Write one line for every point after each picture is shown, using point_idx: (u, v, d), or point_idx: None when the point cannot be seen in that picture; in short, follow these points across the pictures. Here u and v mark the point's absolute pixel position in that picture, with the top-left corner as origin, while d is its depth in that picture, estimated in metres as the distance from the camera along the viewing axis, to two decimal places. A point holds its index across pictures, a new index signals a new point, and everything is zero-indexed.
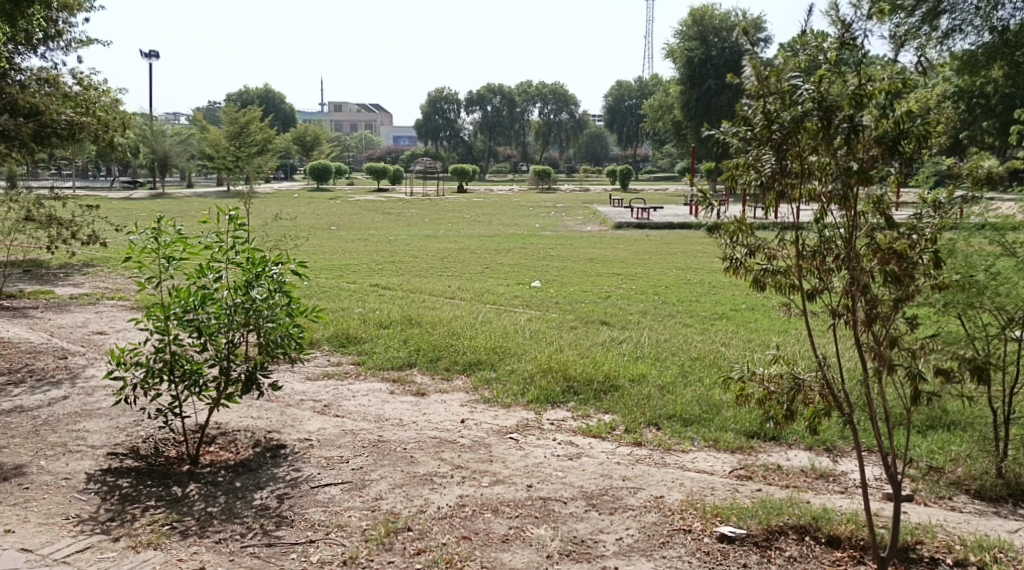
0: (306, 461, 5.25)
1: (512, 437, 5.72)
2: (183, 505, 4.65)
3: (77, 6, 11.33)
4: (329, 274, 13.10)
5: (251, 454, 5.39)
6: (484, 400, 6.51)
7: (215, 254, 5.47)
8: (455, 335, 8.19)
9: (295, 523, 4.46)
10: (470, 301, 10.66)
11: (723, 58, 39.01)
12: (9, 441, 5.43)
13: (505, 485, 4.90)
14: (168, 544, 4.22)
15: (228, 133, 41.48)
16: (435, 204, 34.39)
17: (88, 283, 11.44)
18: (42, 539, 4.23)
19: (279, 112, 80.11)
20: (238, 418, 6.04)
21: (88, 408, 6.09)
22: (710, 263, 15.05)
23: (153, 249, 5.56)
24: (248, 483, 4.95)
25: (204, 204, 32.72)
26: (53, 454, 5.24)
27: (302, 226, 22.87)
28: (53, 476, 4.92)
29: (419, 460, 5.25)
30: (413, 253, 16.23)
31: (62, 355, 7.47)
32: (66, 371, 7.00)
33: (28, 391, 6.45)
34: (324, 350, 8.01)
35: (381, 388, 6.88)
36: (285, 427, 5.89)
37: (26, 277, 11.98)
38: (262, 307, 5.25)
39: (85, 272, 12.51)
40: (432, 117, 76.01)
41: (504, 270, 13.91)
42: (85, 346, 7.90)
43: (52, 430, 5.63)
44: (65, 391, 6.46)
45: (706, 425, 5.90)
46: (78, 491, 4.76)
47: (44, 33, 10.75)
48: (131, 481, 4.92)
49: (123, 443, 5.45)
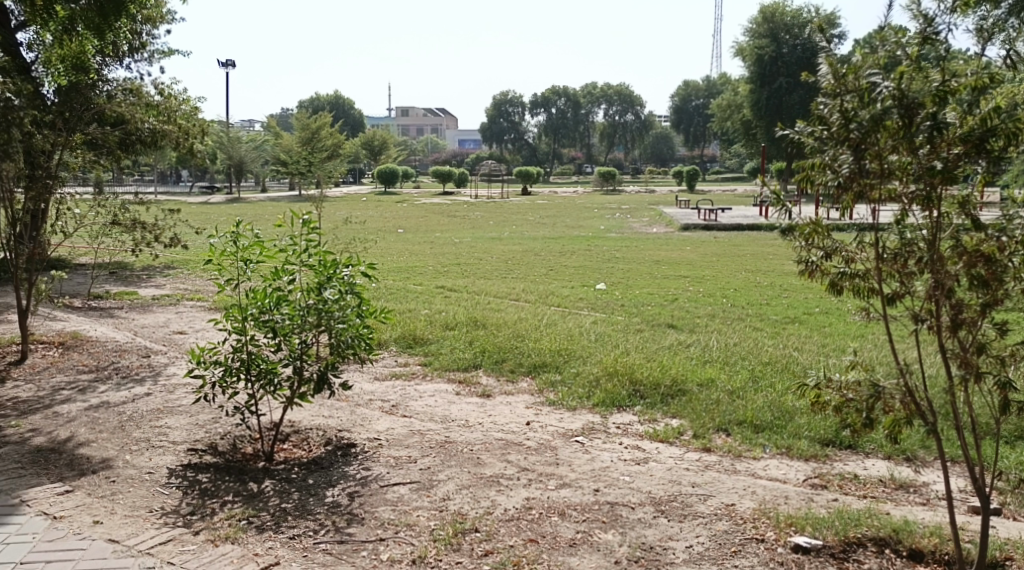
0: (375, 460, 5.33)
1: (578, 440, 5.71)
2: (259, 501, 4.76)
3: (159, 19, 11.71)
4: (395, 276, 13.29)
5: (323, 452, 5.49)
6: (549, 402, 6.51)
7: (290, 256, 5.59)
8: (520, 337, 8.21)
9: (365, 520, 4.53)
10: (535, 303, 10.69)
11: (795, 55, 38.35)
12: (98, 435, 5.65)
13: (571, 489, 4.89)
14: (245, 538, 4.33)
15: (299, 139, 42.44)
16: (497, 207, 34.53)
17: (169, 284, 11.85)
18: (128, 530, 4.38)
19: (348, 117, 81.67)
20: (311, 417, 6.17)
21: (170, 405, 6.28)
22: (782, 265, 14.82)
23: (231, 252, 5.72)
24: (320, 480, 5.05)
25: (280, 210, 33.62)
26: (138, 449, 5.43)
27: (371, 229, 23.26)
28: (138, 470, 5.09)
29: (485, 462, 5.28)
30: (477, 256, 16.33)
31: (145, 353, 7.73)
32: (150, 368, 7.24)
33: (115, 387, 6.69)
34: (391, 351, 8.12)
35: (447, 389, 6.94)
36: (355, 426, 5.98)
37: (111, 278, 12.44)
38: (333, 308, 5.35)
39: (166, 274, 12.96)
40: (497, 120, 76.58)
41: (568, 272, 13.90)
42: (166, 345, 8.16)
43: (137, 426, 5.83)
44: (148, 388, 6.69)
45: (778, 432, 5.79)
46: (161, 485, 4.92)
47: (129, 46, 11.19)
48: (211, 476, 5.06)
49: (203, 439, 5.62)
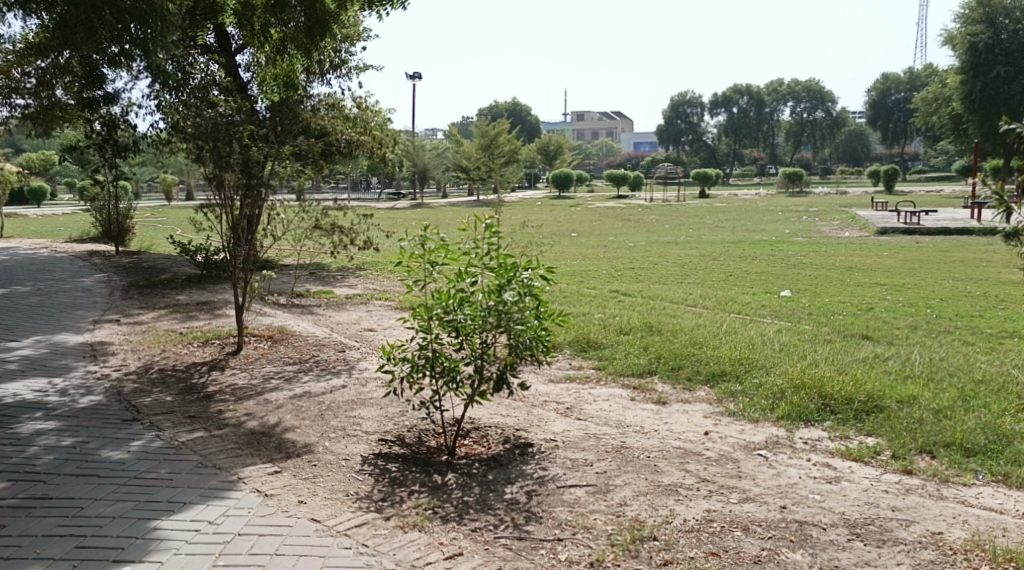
0: (552, 461, 5.44)
1: (761, 454, 5.57)
2: (443, 493, 4.99)
3: (357, 36, 12.46)
4: (571, 279, 13.45)
5: (502, 450, 5.67)
6: (729, 413, 6.39)
7: (472, 259, 5.79)
8: (697, 344, 8.10)
9: (544, 519, 4.65)
10: (714, 309, 10.51)
11: (1014, 41, 35.41)
12: (300, 422, 6.11)
13: (755, 504, 4.79)
14: (431, 527, 4.56)
15: (478, 145, 43.72)
16: (674, 210, 34.10)
17: (360, 285, 12.58)
18: (327, 512, 4.72)
19: (526, 122, 83.21)
20: (490, 415, 6.38)
21: (363, 397, 6.69)
22: (994, 272, 13.73)
23: (419, 255, 6.03)
24: (500, 476, 5.23)
25: (463, 213, 34.78)
26: (335, 436, 5.83)
27: (546, 233, 23.61)
28: (335, 457, 5.47)
29: (663, 470, 5.27)
30: (653, 260, 16.22)
31: (341, 348, 8.27)
32: (345, 362, 7.74)
33: (315, 378, 7.21)
34: (566, 354, 8.22)
35: (622, 394, 6.96)
36: (532, 426, 6.13)
37: (310, 278, 13.37)
38: (512, 310, 5.51)
39: (358, 274, 13.77)
40: (675, 122, 75.76)
41: (750, 277, 13.55)
42: (359, 341, 8.69)
43: (334, 415, 6.26)
44: (343, 380, 7.16)
45: (990, 458, 5.41)
46: (355, 471, 5.26)
47: (330, 64, 12.01)
48: (399, 466, 5.35)
49: (391, 430, 5.95)
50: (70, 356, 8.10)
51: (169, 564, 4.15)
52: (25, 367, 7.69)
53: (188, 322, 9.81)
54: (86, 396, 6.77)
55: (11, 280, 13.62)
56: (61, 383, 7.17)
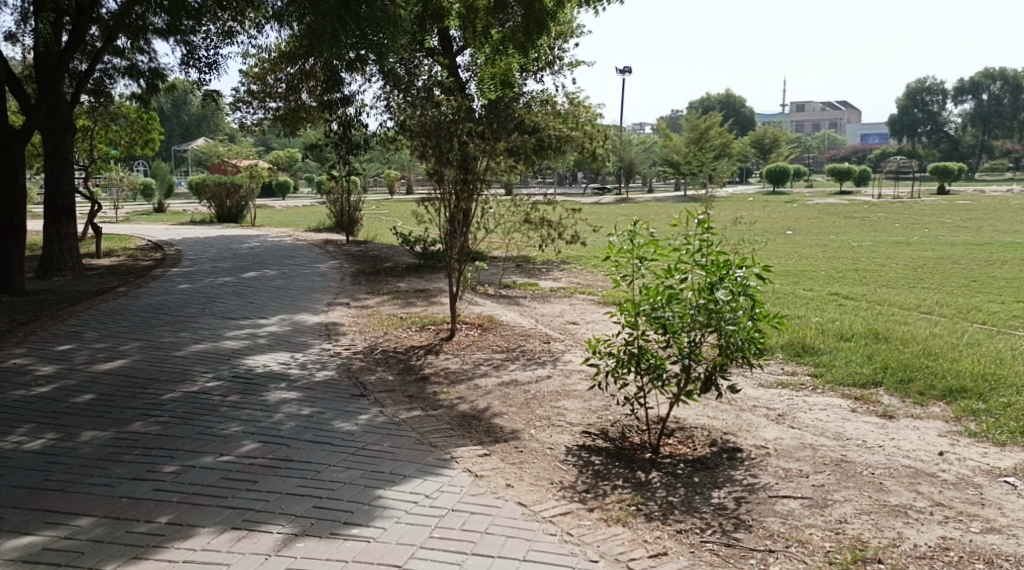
0: (763, 469, 5.21)
1: (1007, 481, 5.04)
2: (648, 490, 4.92)
3: (571, 33, 12.60)
4: (788, 280, 12.87)
5: (709, 452, 5.50)
6: (969, 433, 5.84)
7: (683, 255, 5.63)
8: (931, 355, 7.49)
9: (754, 528, 4.46)
10: (952, 318, 9.67)
11: None
12: (507, 408, 6.26)
13: (1000, 536, 4.35)
14: (635, 523, 4.51)
15: (689, 140, 42.93)
16: (903, 208, 31.72)
17: (565, 278, 12.71)
18: (533, 497, 4.78)
19: (740, 115, 80.69)
20: (697, 415, 6.22)
21: (568, 388, 6.74)
22: None
23: (628, 250, 5.98)
24: (707, 479, 5.07)
25: (675, 209, 34.23)
26: (540, 424, 5.92)
27: (760, 230, 22.75)
28: (540, 445, 5.54)
29: (890, 488, 4.90)
30: (879, 262, 15.19)
31: (547, 339, 8.38)
32: (551, 353, 7.84)
33: (521, 367, 7.37)
34: (779, 358, 7.86)
35: (842, 404, 6.56)
36: (742, 430, 5.90)
37: (516, 270, 13.69)
38: (724, 309, 5.32)
39: (563, 268, 13.93)
40: (912, 111, 70.48)
41: (995, 284, 12.34)
42: (564, 333, 8.78)
43: (540, 404, 6.35)
44: (549, 370, 7.26)
45: None
46: (559, 460, 5.31)
47: (544, 62, 12.22)
48: (603, 459, 5.34)
49: (595, 423, 5.95)
50: (306, 334, 8.76)
51: (392, 531, 4.35)
52: (269, 342, 8.41)
53: (408, 308, 10.33)
54: (320, 371, 7.30)
55: (257, 264, 14.97)
56: (299, 357, 7.77)
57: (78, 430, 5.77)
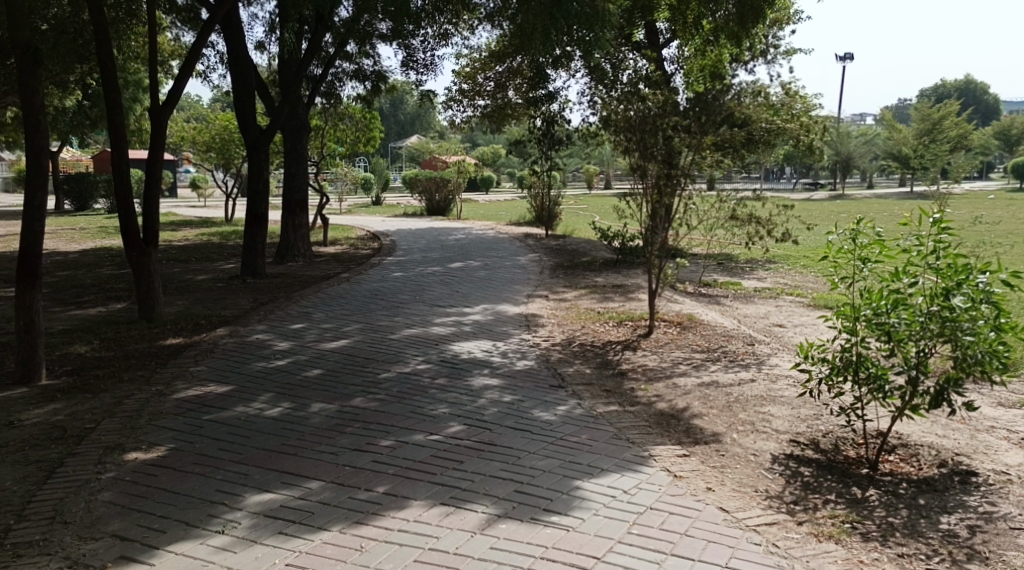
0: (1003, 497, 4.69)
1: None
2: (864, 509, 4.57)
3: (787, 21, 12.06)
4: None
5: (936, 473, 5.02)
6: None
7: (913, 257, 5.17)
8: None
9: (990, 561, 4.02)
10: None
11: None
12: (708, 410, 6.06)
13: None
14: (849, 541, 4.19)
15: (917, 133, 39.88)
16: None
17: (772, 278, 12.18)
18: (737, 504, 4.56)
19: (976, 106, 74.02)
20: (923, 433, 5.71)
21: (774, 394, 6.42)
22: None
23: (850, 250, 5.57)
24: (934, 503, 4.63)
25: (901, 206, 31.91)
26: (743, 429, 5.68)
27: (1000, 231, 20.71)
28: (744, 451, 5.31)
29: None
30: None
31: (751, 341, 8.03)
32: (755, 356, 7.50)
33: (723, 368, 7.11)
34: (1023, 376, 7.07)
35: None
36: (976, 452, 5.35)
37: (718, 268, 13.28)
38: (962, 318, 4.82)
39: (769, 267, 13.36)
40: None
41: None
42: (770, 336, 8.38)
43: (743, 408, 6.09)
44: (753, 373, 6.95)
45: None
46: (765, 468, 5.05)
47: (756, 51, 11.80)
48: (813, 471, 5.03)
49: (804, 433, 5.63)
50: (508, 324, 8.90)
51: (590, 522, 4.29)
52: (472, 329, 8.62)
53: (607, 303, 10.27)
54: (520, 360, 7.38)
55: (461, 255, 15.45)
56: (502, 346, 7.90)
57: (306, 402, 6.16)
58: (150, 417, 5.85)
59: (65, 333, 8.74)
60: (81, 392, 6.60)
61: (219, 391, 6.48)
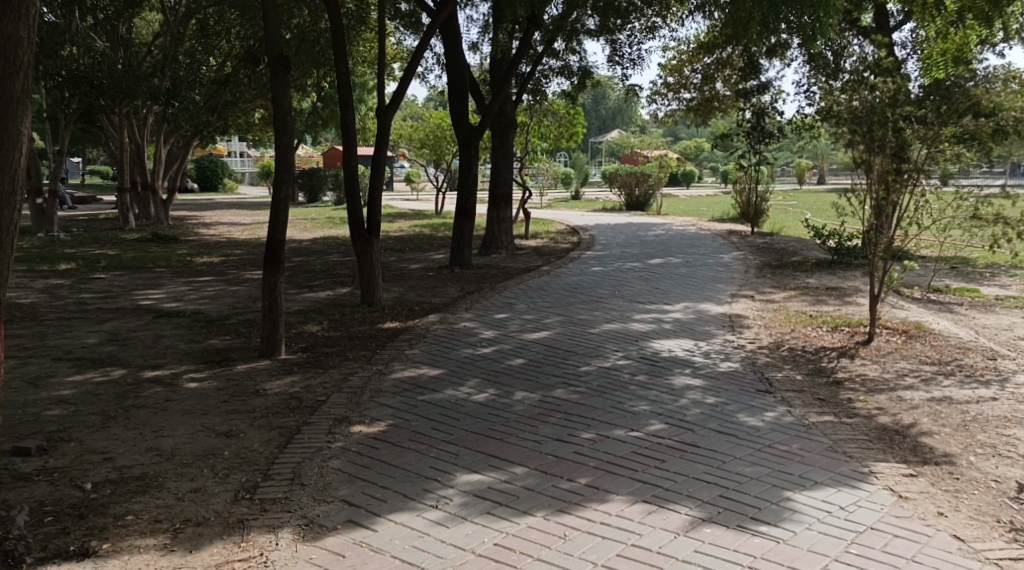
0: None
1: None
2: None
3: None
4: None
5: None
6: None
7: None
8: None
9: None
10: None
11: None
12: (941, 429, 5.65)
13: None
14: None
15: None
16: None
17: (1014, 286, 11.14)
18: (975, 533, 4.23)
19: None
20: None
21: (1019, 415, 5.87)
22: None
23: None
24: None
25: None
26: (983, 453, 5.24)
27: None
28: (983, 476, 4.91)
29: None
30: None
31: (990, 355, 7.38)
32: (995, 372, 6.89)
33: (957, 384, 6.59)
34: None
35: None
36: None
37: (951, 273, 12.31)
38: None
39: (1010, 273, 12.24)
40: None
41: None
42: (1013, 350, 7.68)
43: (982, 429, 5.63)
44: (993, 392, 6.39)
45: None
46: (1009, 497, 4.65)
47: (1003, 34, 10.96)
48: None
49: None
50: (711, 324, 8.72)
51: (802, 536, 4.12)
52: (674, 327, 8.52)
53: (819, 306, 9.81)
54: (725, 361, 7.22)
55: (663, 250, 15.28)
56: (704, 346, 7.75)
57: (512, 389, 6.36)
58: (372, 394, 6.27)
59: (299, 313, 9.51)
60: (312, 367, 7.18)
61: (430, 373, 6.83)
